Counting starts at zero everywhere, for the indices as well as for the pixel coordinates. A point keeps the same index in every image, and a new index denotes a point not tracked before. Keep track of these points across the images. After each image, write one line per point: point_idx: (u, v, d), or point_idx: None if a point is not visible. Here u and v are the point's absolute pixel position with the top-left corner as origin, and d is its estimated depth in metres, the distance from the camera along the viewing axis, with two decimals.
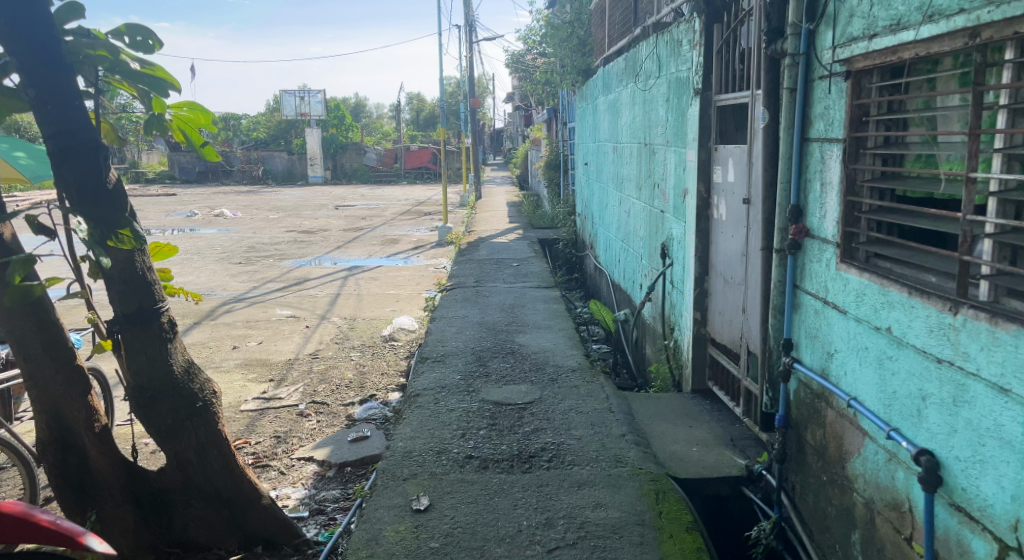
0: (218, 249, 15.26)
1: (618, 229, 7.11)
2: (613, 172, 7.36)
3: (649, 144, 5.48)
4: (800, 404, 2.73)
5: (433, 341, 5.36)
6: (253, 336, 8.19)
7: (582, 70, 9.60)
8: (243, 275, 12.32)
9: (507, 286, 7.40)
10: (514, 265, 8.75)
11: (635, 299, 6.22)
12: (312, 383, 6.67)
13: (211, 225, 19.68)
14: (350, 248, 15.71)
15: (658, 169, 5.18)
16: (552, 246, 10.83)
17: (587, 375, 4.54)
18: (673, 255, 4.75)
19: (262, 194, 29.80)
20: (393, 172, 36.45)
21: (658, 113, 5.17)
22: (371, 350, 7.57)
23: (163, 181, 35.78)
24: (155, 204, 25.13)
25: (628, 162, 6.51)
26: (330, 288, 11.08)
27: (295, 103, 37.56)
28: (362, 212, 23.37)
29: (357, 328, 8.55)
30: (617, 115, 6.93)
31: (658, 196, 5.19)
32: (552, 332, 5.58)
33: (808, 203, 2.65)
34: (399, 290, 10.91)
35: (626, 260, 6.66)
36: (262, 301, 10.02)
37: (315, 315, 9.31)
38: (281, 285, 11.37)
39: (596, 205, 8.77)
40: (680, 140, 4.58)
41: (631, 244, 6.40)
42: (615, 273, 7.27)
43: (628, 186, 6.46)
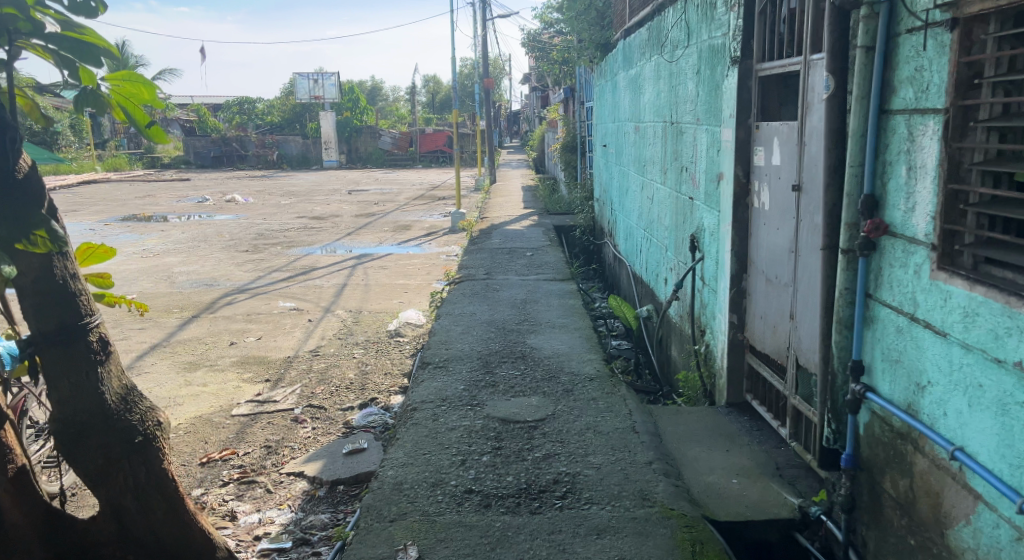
0: (226, 236, 14.82)
1: (640, 217, 6.57)
2: (634, 154, 6.83)
3: (676, 124, 4.94)
4: (873, 442, 2.20)
5: (436, 343, 4.86)
6: (251, 331, 7.72)
7: (601, 45, 9.02)
8: (249, 263, 11.87)
9: (520, 279, 6.88)
10: (528, 254, 8.24)
11: (659, 294, 5.71)
12: (310, 385, 6.19)
13: (222, 211, 19.30)
14: (360, 235, 15.24)
15: (687, 151, 4.64)
16: (568, 234, 10.27)
17: (607, 385, 4.02)
18: (705, 248, 4.22)
19: (276, 179, 29.42)
20: (408, 156, 35.95)
21: (687, 88, 4.63)
22: (376, 347, 7.09)
23: (178, 166, 35.51)
24: (168, 190, 24.85)
25: (651, 143, 5.96)
26: (338, 278, 10.61)
27: (309, 86, 36.61)
28: (375, 197, 22.90)
29: (362, 322, 8.07)
30: (639, 91, 6.40)
31: (686, 181, 4.66)
32: (567, 332, 5.06)
33: (887, 192, 2.11)
34: (408, 281, 10.41)
35: (649, 250, 6.14)
36: (266, 292, 9.57)
37: (319, 307, 8.84)
38: (287, 275, 10.91)
39: (614, 190, 8.26)
40: (713, 117, 4.04)
41: (655, 233, 5.87)
42: (637, 264, 6.75)
43: (652, 169, 5.92)
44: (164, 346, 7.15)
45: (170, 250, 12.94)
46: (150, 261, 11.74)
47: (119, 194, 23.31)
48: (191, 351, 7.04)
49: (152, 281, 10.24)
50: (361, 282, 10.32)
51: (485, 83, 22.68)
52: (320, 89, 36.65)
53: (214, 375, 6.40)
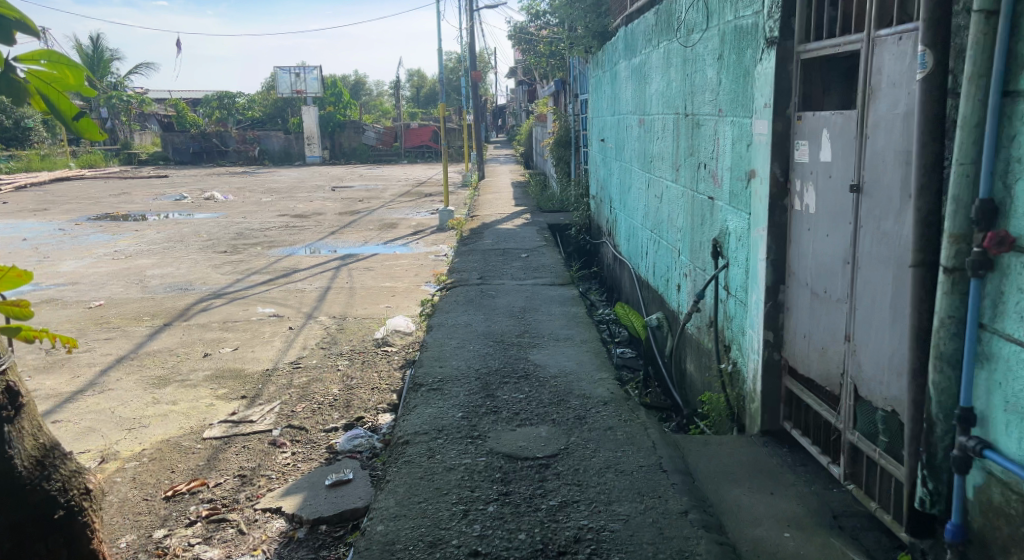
0: (204, 236, 14.26)
1: (646, 217, 6.12)
2: (638, 149, 6.38)
3: (693, 116, 4.48)
4: (993, 503, 2.00)
5: (429, 361, 4.39)
6: (225, 340, 7.21)
7: (597, 34, 8.53)
8: (227, 266, 11.34)
9: (517, 284, 6.42)
10: (524, 256, 7.79)
11: (670, 301, 5.29)
12: (290, 401, 5.70)
13: (201, 210, 18.67)
14: (344, 234, 14.71)
15: (709, 146, 4.19)
16: (563, 232, 10.03)
17: (623, 411, 3.56)
18: (731, 253, 3.77)
19: (258, 176, 28.81)
20: (393, 151, 35.35)
21: (707, 76, 4.17)
22: (362, 358, 6.60)
23: (158, 162, 34.81)
24: (144, 188, 24.16)
25: (660, 136, 5.52)
26: (320, 281, 10.10)
27: (291, 79, 36.29)
28: (359, 194, 22.37)
29: (347, 330, 7.58)
30: (645, 81, 5.94)
31: (707, 179, 4.23)
32: (572, 346, 4.60)
33: (1014, 197, 1.89)
34: (395, 285, 9.92)
35: (658, 252, 5.71)
36: (245, 297, 9.05)
37: (300, 314, 8.33)
38: (267, 278, 10.38)
39: (614, 186, 7.82)
40: (741, 107, 3.58)
41: (665, 235, 5.44)
42: (643, 267, 6.34)
43: (661, 165, 5.49)
44: (131, 360, 6.62)
45: (144, 252, 12.38)
46: (122, 264, 11.18)
47: (94, 192, 22.66)
48: (161, 364, 6.52)
49: (123, 285, 9.69)
50: (345, 286, 9.82)
51: (471, 76, 22.13)
52: (302, 82, 36.13)
53: (185, 392, 5.89)
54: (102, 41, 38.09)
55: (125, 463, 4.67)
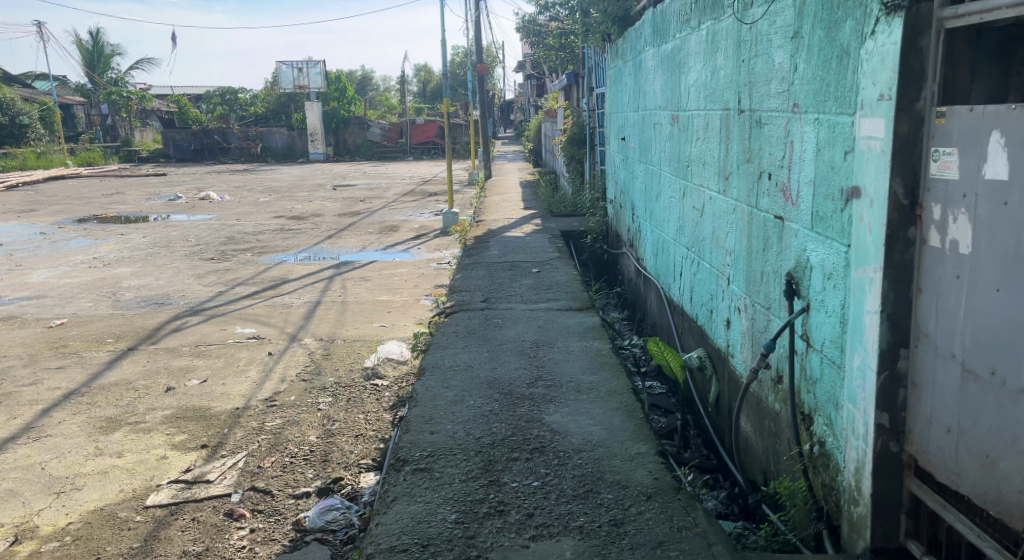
0: (193, 241, 13.36)
1: (680, 231, 5.21)
2: (669, 150, 5.49)
3: (754, 114, 3.58)
4: None
5: (418, 424, 3.48)
6: (194, 369, 6.29)
7: (618, 18, 7.54)
8: (212, 276, 10.44)
9: (527, 310, 5.50)
10: (534, 273, 6.87)
11: (714, 337, 4.39)
12: (258, 451, 4.78)
13: (195, 211, 17.82)
14: (342, 239, 13.80)
15: (779, 151, 3.28)
16: (578, 240, 9.33)
17: (676, 514, 2.65)
18: (815, 295, 2.85)
19: (259, 174, 27.97)
20: (398, 147, 34.45)
21: (778, 62, 3.26)
22: (348, 395, 5.69)
23: (158, 160, 34.01)
24: (140, 186, 23.36)
25: (700, 137, 4.61)
26: (311, 295, 9.18)
27: (294, 75, 35.15)
28: (361, 193, 21.49)
29: (334, 358, 6.67)
30: (681, 70, 5.05)
31: (775, 192, 3.33)
32: (597, 401, 3.68)
33: None
34: (392, 300, 9.01)
35: (696, 275, 4.81)
36: (224, 314, 8.14)
37: (284, 335, 7.41)
38: (253, 290, 9.48)
39: (639, 191, 6.94)
40: (834, 101, 2.67)
41: (706, 256, 4.54)
42: (674, 289, 5.44)
43: (702, 172, 4.59)
44: (80, 395, 5.71)
45: (125, 258, 11.49)
46: (98, 273, 10.29)
47: (87, 191, 21.83)
48: (114, 401, 5.60)
49: (92, 300, 8.78)
50: (337, 301, 8.91)
51: (477, 70, 21.14)
52: (305, 78, 35.00)
53: (136, 438, 4.97)
54: (102, 36, 37.29)
55: (42, 546, 3.78)
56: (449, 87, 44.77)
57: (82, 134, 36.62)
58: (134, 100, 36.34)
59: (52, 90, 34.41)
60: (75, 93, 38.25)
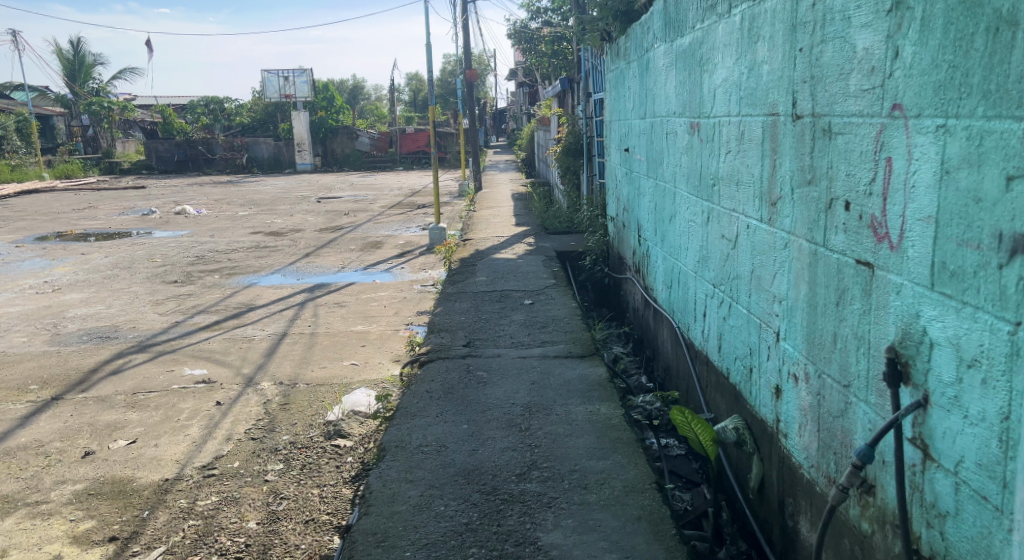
0: (158, 261, 12.41)
1: (703, 262, 4.30)
2: (687, 164, 4.58)
3: (818, 120, 2.66)
4: None
5: (366, 551, 2.57)
6: (123, 425, 5.33)
7: (620, 13, 6.61)
8: (171, 303, 9.49)
9: (518, 359, 4.56)
10: (527, 305, 5.94)
11: (755, 403, 3.45)
12: (180, 545, 3.79)
13: (168, 227, 16.86)
14: (320, 258, 12.86)
15: (864, 171, 2.36)
16: (575, 261, 8.48)
17: None
18: (944, 387, 1.94)
19: (242, 186, 27.05)
20: (388, 157, 33.61)
21: (863, 47, 2.34)
22: (302, 461, 4.74)
23: (140, 171, 33.08)
24: (116, 200, 22.40)
25: (731, 149, 3.69)
26: (277, 326, 8.23)
27: (279, 83, 33.96)
28: (346, 206, 20.56)
29: (293, 409, 5.73)
30: (704, 66, 4.13)
31: (858, 227, 2.40)
32: (609, 511, 2.76)
33: None
34: (368, 331, 8.06)
35: (726, 321, 3.89)
36: (174, 351, 7.19)
37: (239, 378, 6.46)
38: (212, 321, 8.53)
39: (647, 210, 6.03)
40: (986, 102, 1.76)
41: (742, 299, 3.62)
42: (696, 332, 4.51)
43: (734, 192, 3.67)
44: None
45: (79, 283, 10.54)
46: (44, 301, 9.32)
47: (57, 206, 20.87)
48: (17, 470, 4.64)
49: (28, 334, 7.82)
50: (306, 333, 7.96)
51: (465, 76, 20.19)
52: (293, 87, 33.77)
53: (29, 527, 4.01)
54: (82, 45, 36.36)
55: None
56: (440, 95, 43.94)
57: (61, 146, 35.66)
58: (114, 110, 35.35)
59: (29, 101, 33.46)
60: (54, 104, 37.29)
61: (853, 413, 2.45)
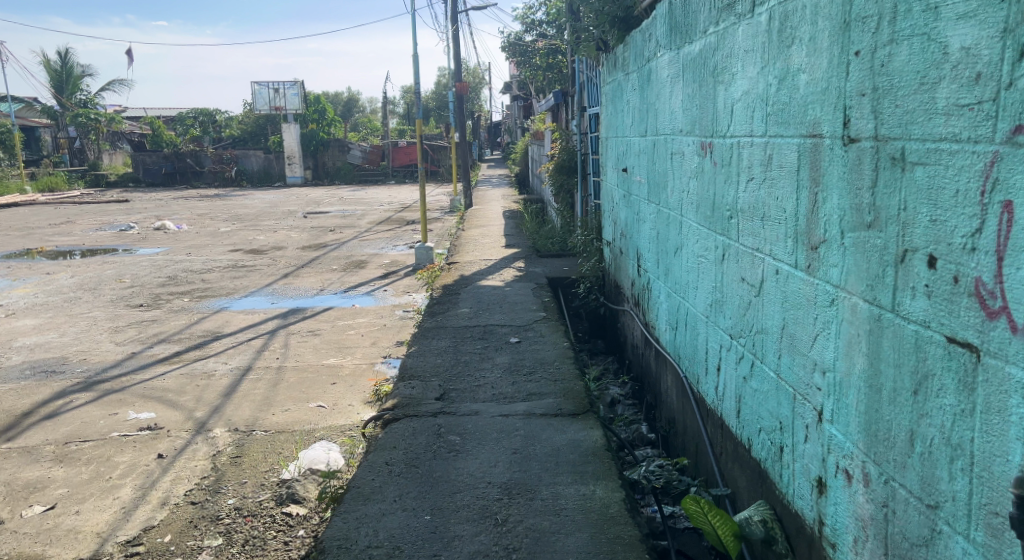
0: (127, 283, 11.75)
1: (717, 308, 3.64)
2: (698, 191, 3.91)
3: (882, 145, 2.00)
4: None
5: None
6: (45, 487, 4.72)
7: (617, 19, 5.99)
8: (131, 330, 8.82)
9: (498, 418, 3.89)
10: (513, 345, 5.28)
11: (786, 490, 2.78)
12: None
13: (146, 244, 16.22)
14: (299, 278, 12.18)
15: (962, 219, 1.70)
16: (567, 289, 7.82)
17: None
18: None
19: (228, 200, 26.41)
20: (381, 171, 33.19)
21: (960, 47, 1.68)
22: (245, 534, 4.05)
23: (127, 184, 32.48)
24: (97, 214, 21.75)
25: (754, 176, 3.03)
26: (242, 359, 7.55)
27: (269, 95, 33.14)
28: (334, 221, 19.94)
29: (245, 462, 5.06)
30: (720, 76, 3.48)
31: (951, 293, 1.74)
32: None
33: None
34: (340, 365, 7.37)
35: (746, 382, 3.22)
36: (123, 390, 6.54)
37: (189, 423, 5.77)
38: (173, 352, 7.88)
39: (648, 238, 5.36)
40: None
41: (768, 359, 2.95)
42: (708, 386, 3.84)
43: (758, 228, 3.00)
44: None
45: (38, 309, 9.89)
46: None
47: (34, 221, 20.22)
48: None
49: None
50: (273, 368, 7.28)
51: (456, 89, 19.61)
52: (283, 100, 32.85)
53: None
54: (70, 56, 35.82)
55: None
56: (433, 108, 43.40)
57: (47, 158, 35.02)
58: (101, 122, 34.69)
59: (13, 112, 32.83)
60: (40, 116, 36.67)
61: (944, 546, 1.79)
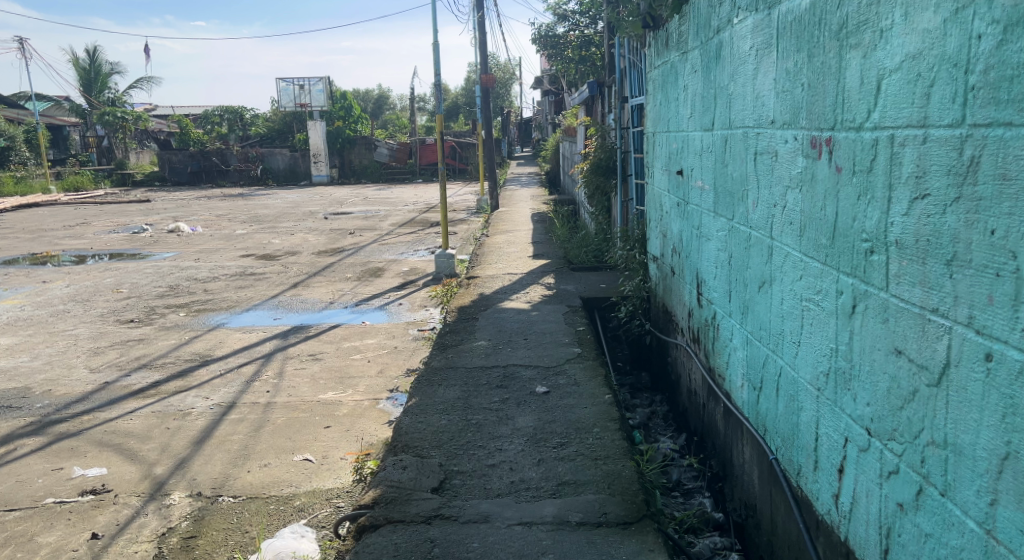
0: (124, 293, 10.75)
1: (838, 380, 2.50)
2: (805, 206, 2.76)
3: None
4: None
5: None
6: None
7: None
8: (112, 353, 7.79)
9: (517, 531, 2.76)
10: (542, 398, 4.15)
11: None
12: None
13: (156, 247, 15.30)
14: (309, 289, 11.09)
15: None
16: (605, 312, 6.69)
17: None
18: None
19: (251, 200, 25.54)
20: (409, 169, 32.25)
21: None
22: None
23: (152, 183, 31.81)
24: (114, 216, 20.96)
25: (928, 186, 1.90)
26: (227, 392, 6.46)
27: (294, 92, 32.27)
28: (356, 223, 18.92)
29: (199, 546, 3.95)
30: (849, 38, 2.35)
31: None
32: None
33: None
34: (339, 401, 6.24)
35: (904, 514, 2.05)
36: (78, 436, 5.49)
37: (144, 483, 4.67)
38: (150, 381, 6.83)
39: (714, 262, 4.19)
40: None
41: (960, 496, 1.79)
42: (820, 486, 2.69)
43: (937, 271, 1.87)
44: None
45: (19, 327, 8.93)
46: None
47: (48, 223, 19.44)
48: None
49: None
50: (260, 403, 6.18)
51: (483, 83, 18.50)
52: (307, 96, 31.74)
53: None
54: (97, 54, 35.34)
55: None
56: (463, 104, 42.42)
57: (74, 157, 34.53)
58: (128, 121, 33.99)
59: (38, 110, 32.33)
60: (67, 114, 36.23)
61: None
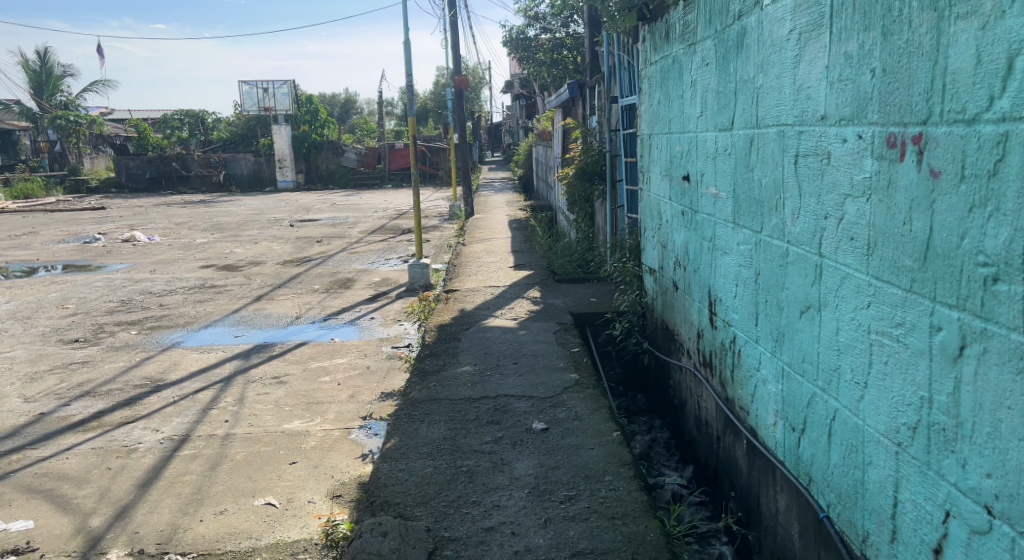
0: (70, 310, 10.00)
1: (934, 434, 2.01)
2: (877, 218, 2.27)
3: None
4: None
5: None
6: None
7: None
8: (52, 378, 7.09)
9: None
10: (541, 437, 3.61)
11: None
12: None
13: (109, 258, 14.49)
14: (273, 303, 10.42)
15: None
16: (596, 328, 6.17)
17: None
18: None
19: (212, 207, 24.65)
20: (377, 175, 31.56)
21: None
22: None
23: (108, 190, 30.71)
24: (66, 224, 19.99)
25: None
26: (180, 422, 5.83)
27: (257, 96, 31.35)
28: (322, 231, 18.22)
29: None
30: (955, 7, 1.86)
31: None
32: None
33: None
34: (305, 432, 5.63)
35: None
36: (4, 480, 4.83)
37: (76, 540, 4.05)
38: (93, 411, 6.17)
39: (733, 279, 3.69)
40: None
41: None
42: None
43: None
44: None
45: None
46: None
47: None
48: None
49: None
50: (217, 435, 5.55)
51: (454, 87, 17.93)
52: (271, 101, 31.17)
53: None
54: (50, 56, 34.12)
55: None
56: (431, 109, 41.80)
57: (27, 163, 33.26)
58: (83, 126, 32.93)
59: None
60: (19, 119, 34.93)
61: None
